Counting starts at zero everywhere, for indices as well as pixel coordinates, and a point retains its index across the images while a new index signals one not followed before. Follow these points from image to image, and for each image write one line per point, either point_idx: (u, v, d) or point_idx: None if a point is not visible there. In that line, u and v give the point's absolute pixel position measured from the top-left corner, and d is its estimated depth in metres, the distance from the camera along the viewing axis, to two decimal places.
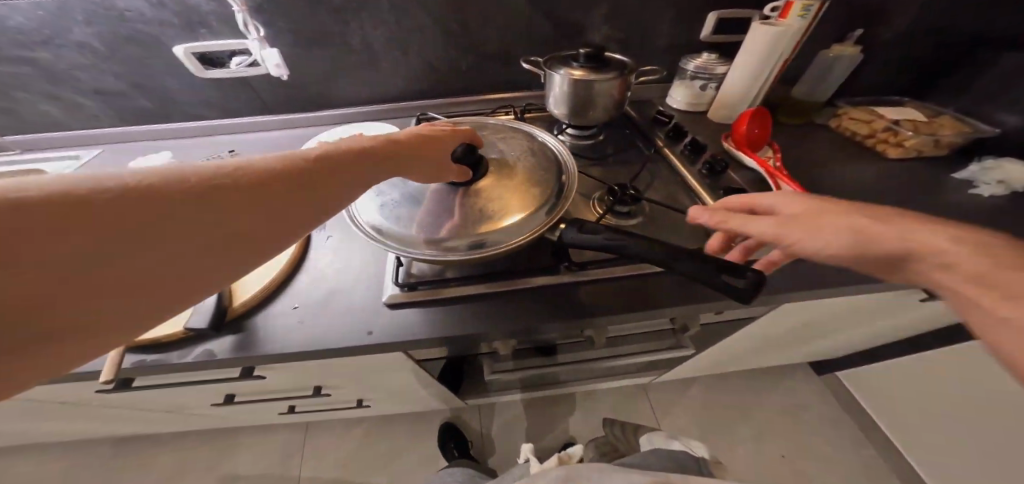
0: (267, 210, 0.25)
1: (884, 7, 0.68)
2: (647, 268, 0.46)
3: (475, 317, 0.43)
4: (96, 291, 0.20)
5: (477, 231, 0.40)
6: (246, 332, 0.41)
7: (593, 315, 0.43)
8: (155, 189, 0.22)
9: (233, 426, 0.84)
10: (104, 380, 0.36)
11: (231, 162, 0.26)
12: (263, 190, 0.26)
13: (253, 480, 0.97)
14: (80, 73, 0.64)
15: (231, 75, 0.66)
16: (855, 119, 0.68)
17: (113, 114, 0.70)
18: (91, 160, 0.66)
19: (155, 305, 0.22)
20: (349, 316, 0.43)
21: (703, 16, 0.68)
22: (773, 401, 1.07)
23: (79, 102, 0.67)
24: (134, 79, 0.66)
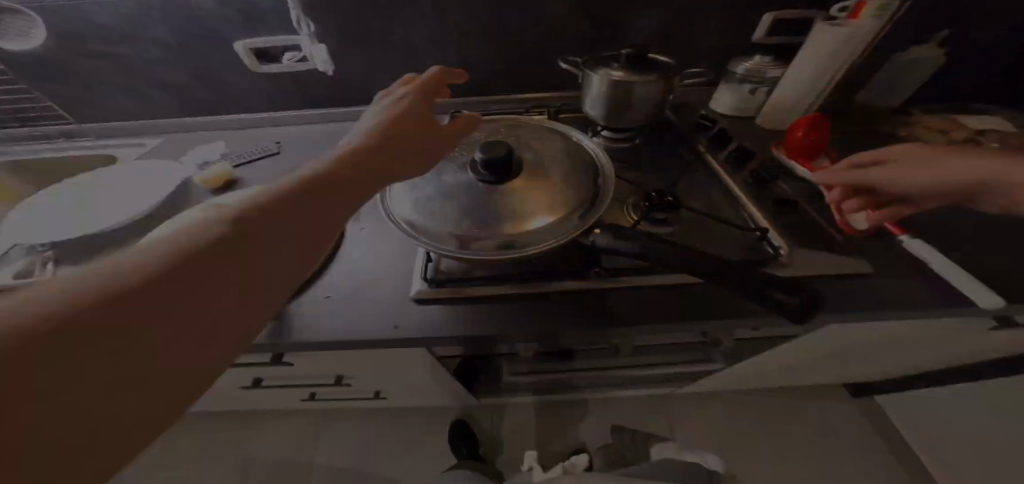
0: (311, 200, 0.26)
1: (970, 6, 0.62)
2: (683, 280, 0.44)
3: (499, 318, 0.42)
4: (198, 315, 0.19)
5: (508, 232, 0.40)
6: (281, 317, 0.42)
7: (622, 325, 0.41)
8: (170, 259, 0.19)
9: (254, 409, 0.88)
10: None
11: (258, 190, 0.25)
12: (278, 213, 0.24)
13: (270, 462, 1.01)
14: (151, 67, 0.69)
15: (284, 69, 0.70)
16: (930, 128, 0.62)
17: (175, 105, 0.75)
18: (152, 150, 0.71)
19: (254, 311, 0.21)
20: (377, 309, 0.44)
21: (757, 15, 0.65)
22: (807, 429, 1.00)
23: (148, 94, 0.73)
24: (196, 74, 0.71)
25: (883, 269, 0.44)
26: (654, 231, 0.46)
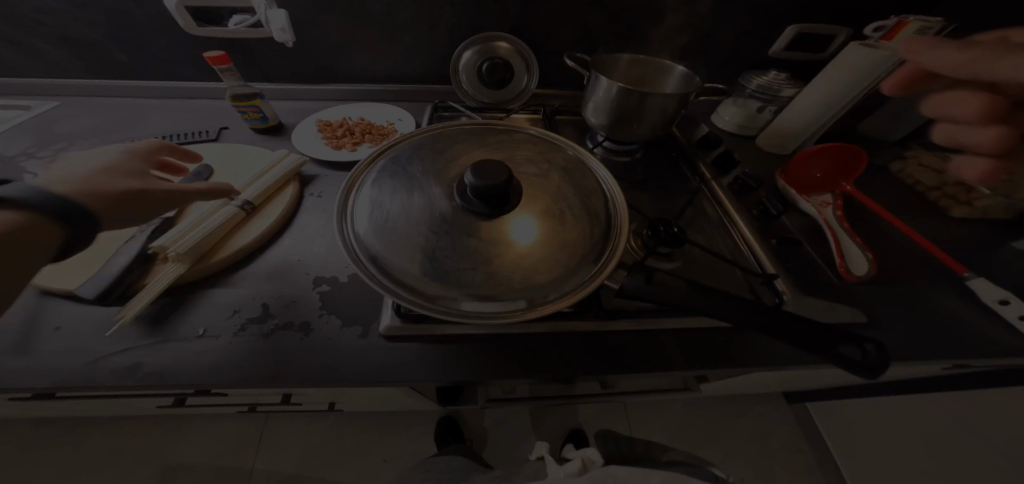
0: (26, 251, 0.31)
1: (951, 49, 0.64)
2: (672, 324, 0.45)
3: (469, 359, 0.43)
4: None
5: (484, 283, 0.39)
6: (244, 357, 0.41)
7: (604, 372, 0.43)
8: None
9: (189, 413, 0.80)
10: (126, 374, 0.39)
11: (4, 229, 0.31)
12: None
13: (198, 469, 0.92)
14: (102, 15, 0.64)
15: (228, 34, 0.64)
16: (922, 167, 0.62)
17: (134, 60, 0.70)
18: (95, 121, 0.67)
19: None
20: (338, 353, 0.42)
21: (736, 38, 0.69)
22: (752, 432, 1.08)
23: (102, 46, 0.68)
24: (157, 26, 0.66)
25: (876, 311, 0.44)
26: (659, 265, 0.47)
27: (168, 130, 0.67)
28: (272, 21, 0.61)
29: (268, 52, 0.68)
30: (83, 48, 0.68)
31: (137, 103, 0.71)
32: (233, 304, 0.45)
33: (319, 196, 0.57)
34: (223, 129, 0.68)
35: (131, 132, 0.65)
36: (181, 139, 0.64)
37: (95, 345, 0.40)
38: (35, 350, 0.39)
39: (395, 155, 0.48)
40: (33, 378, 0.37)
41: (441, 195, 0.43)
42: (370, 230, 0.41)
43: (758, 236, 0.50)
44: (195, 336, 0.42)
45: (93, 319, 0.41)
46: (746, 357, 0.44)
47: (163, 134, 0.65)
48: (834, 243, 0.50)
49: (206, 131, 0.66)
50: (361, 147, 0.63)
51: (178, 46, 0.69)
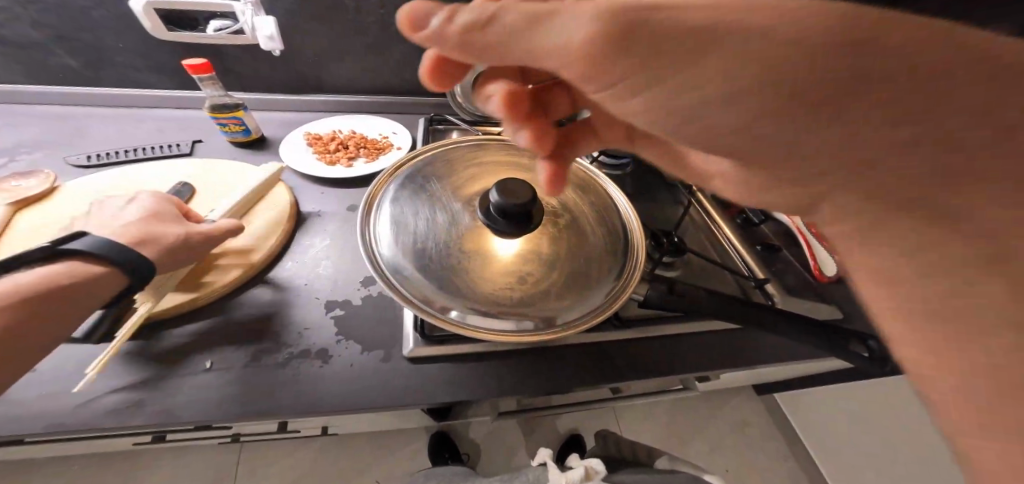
0: (85, 294, 0.35)
1: None
2: (678, 329, 0.49)
3: (495, 375, 0.44)
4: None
5: (517, 300, 0.41)
6: (259, 389, 0.38)
7: (623, 377, 0.46)
8: None
9: (173, 447, 0.76)
10: (112, 415, 0.34)
11: (78, 268, 0.35)
12: (41, 301, 0.33)
13: None
14: (50, 18, 0.57)
15: (204, 39, 0.60)
16: None
17: (89, 67, 0.63)
18: (40, 133, 0.59)
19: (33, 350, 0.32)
20: (362, 377, 0.41)
21: None
22: (722, 415, 1.19)
23: (51, 51, 0.61)
24: (116, 30, 0.59)
25: (845, 306, 0.51)
26: (665, 274, 0.51)
27: (132, 143, 0.60)
28: (257, 28, 0.58)
29: (247, 58, 0.64)
30: (28, 51, 0.60)
31: (90, 112, 0.64)
32: (236, 330, 0.42)
33: (317, 215, 0.54)
34: (197, 141, 0.62)
35: (85, 145, 0.58)
36: (151, 153, 0.58)
37: (78, 386, 0.35)
38: (12, 398, 0.34)
39: (410, 172, 0.48)
40: (20, 427, 0.33)
41: (464, 213, 0.44)
42: (398, 251, 0.42)
43: (745, 244, 0.56)
44: (198, 369, 0.38)
45: (85, 358, 0.37)
46: (744, 356, 0.49)
47: (126, 148, 0.59)
48: (810, 245, 0.55)
49: (177, 144, 0.60)
50: (356, 162, 0.60)
51: (141, 49, 0.62)
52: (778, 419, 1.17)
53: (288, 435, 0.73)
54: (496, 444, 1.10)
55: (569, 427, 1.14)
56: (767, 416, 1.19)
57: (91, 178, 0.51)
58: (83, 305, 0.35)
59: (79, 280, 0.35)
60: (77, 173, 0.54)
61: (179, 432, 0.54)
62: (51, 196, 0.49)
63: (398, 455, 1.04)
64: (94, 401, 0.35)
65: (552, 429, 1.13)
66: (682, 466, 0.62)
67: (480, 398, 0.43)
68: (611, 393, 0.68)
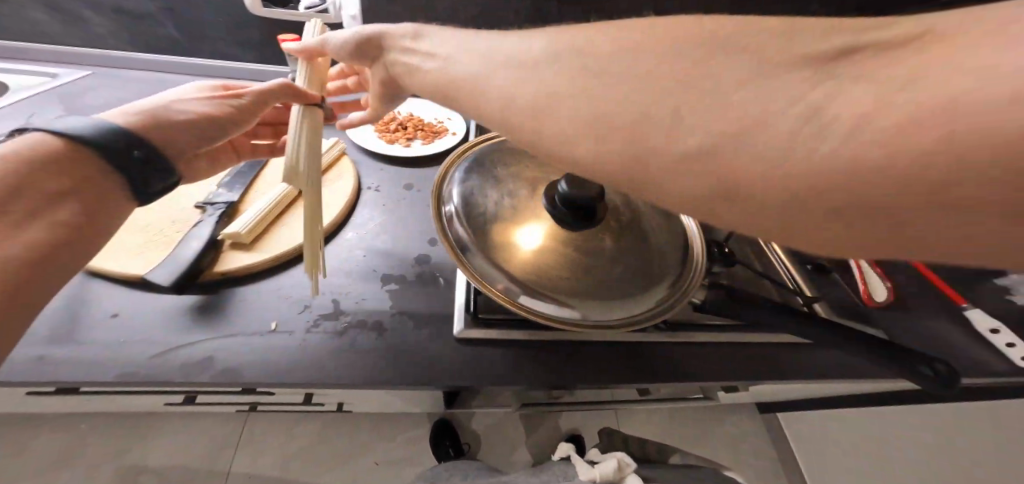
0: (86, 170, 0.32)
1: None
2: (720, 336, 0.50)
3: (541, 365, 0.44)
4: (62, 256, 0.29)
5: (576, 293, 0.42)
6: (318, 357, 0.39)
7: (665, 379, 0.46)
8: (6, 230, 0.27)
9: (193, 411, 0.76)
10: (179, 371, 0.34)
11: (50, 145, 0.31)
12: (35, 185, 0.29)
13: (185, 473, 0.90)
14: None
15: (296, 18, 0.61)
16: None
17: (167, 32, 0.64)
18: (119, 93, 0.61)
19: (85, 244, 0.30)
20: (416, 356, 0.42)
21: None
22: (721, 430, 1.19)
23: None
24: None
25: (891, 333, 0.52)
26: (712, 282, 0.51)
27: None
28: (343, 9, 0.60)
29: None
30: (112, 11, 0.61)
31: (166, 77, 0.65)
32: (294, 296, 0.42)
33: (376, 190, 0.54)
34: None
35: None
36: None
37: (146, 337, 0.35)
38: (88, 340, 0.34)
39: (477, 156, 0.49)
40: (92, 373, 0.33)
41: (530, 199, 0.44)
42: (465, 230, 0.43)
43: (795, 264, 0.57)
44: (261, 331, 0.38)
45: (160, 307, 0.37)
46: (790, 369, 0.50)
47: None
48: (866, 270, 0.56)
49: None
50: (414, 142, 0.60)
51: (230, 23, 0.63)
52: (776, 438, 1.17)
53: (306, 409, 0.72)
54: (497, 437, 1.11)
55: (570, 427, 1.14)
56: (764, 433, 1.20)
57: None
58: (97, 181, 0.32)
59: (56, 155, 0.31)
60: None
61: (217, 395, 0.55)
62: None
63: (399, 440, 1.04)
64: (160, 354, 0.35)
65: (554, 429, 1.13)
66: (700, 473, 0.62)
67: (527, 387, 0.43)
68: (636, 395, 0.68)
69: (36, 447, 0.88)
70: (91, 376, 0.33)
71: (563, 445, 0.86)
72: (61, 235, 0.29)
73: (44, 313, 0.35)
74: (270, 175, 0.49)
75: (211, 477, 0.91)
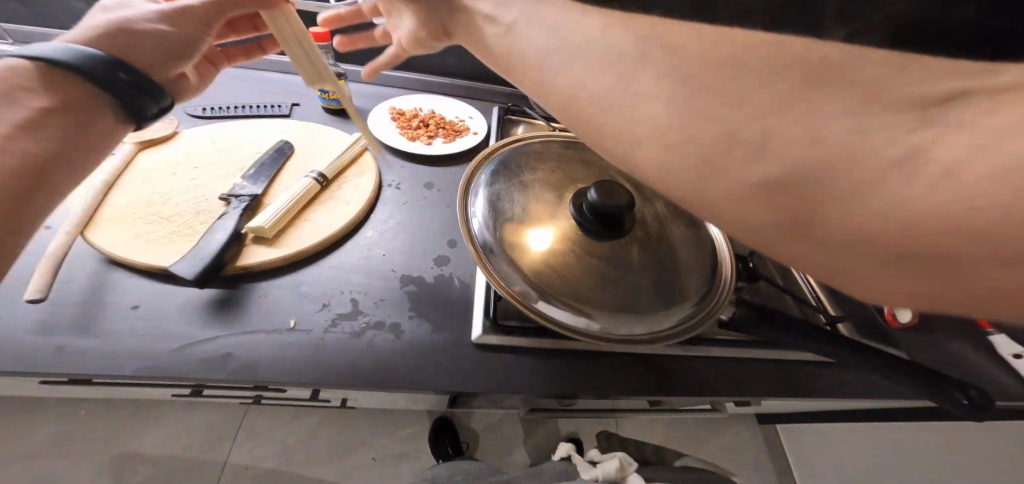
0: (76, 93, 0.30)
1: None
2: (742, 353, 0.49)
3: (560, 374, 0.43)
4: (51, 178, 0.29)
5: (598, 304, 0.41)
6: (336, 356, 0.38)
7: (685, 393, 0.45)
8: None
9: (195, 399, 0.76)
10: (197, 365, 0.34)
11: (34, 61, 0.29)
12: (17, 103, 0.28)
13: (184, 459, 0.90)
14: None
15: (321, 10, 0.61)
16: None
17: None
18: None
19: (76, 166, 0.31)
20: (434, 359, 0.41)
21: None
22: (721, 440, 1.18)
23: None
24: None
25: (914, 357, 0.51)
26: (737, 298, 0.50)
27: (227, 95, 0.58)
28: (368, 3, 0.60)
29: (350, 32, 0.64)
30: None
31: None
32: (314, 293, 0.41)
33: (397, 188, 0.53)
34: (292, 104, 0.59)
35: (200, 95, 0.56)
36: (245, 108, 0.56)
37: (164, 329, 0.35)
38: (107, 330, 0.34)
39: (503, 159, 0.48)
40: (109, 365, 0.32)
41: (556, 206, 0.44)
42: (488, 234, 0.42)
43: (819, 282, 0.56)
44: (279, 327, 0.38)
45: (179, 300, 0.37)
46: (810, 389, 0.49)
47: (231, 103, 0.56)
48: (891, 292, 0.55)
49: (277, 104, 0.57)
50: (435, 141, 0.59)
51: None
52: (777, 452, 1.16)
53: (308, 403, 0.71)
54: (496, 438, 1.10)
55: (570, 431, 1.13)
56: (764, 446, 1.19)
57: (201, 128, 0.51)
58: (89, 108, 0.31)
59: (47, 78, 0.29)
60: (191, 123, 0.53)
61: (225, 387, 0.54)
62: (168, 140, 0.49)
63: (396, 436, 1.03)
64: (178, 347, 0.34)
65: (553, 433, 1.13)
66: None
67: (544, 395, 0.42)
68: (646, 406, 0.67)
69: (33, 430, 0.87)
70: (107, 367, 0.32)
71: (562, 444, 0.85)
72: (53, 159, 0.29)
73: (64, 302, 0.35)
74: (292, 168, 0.49)
75: (209, 466, 0.91)
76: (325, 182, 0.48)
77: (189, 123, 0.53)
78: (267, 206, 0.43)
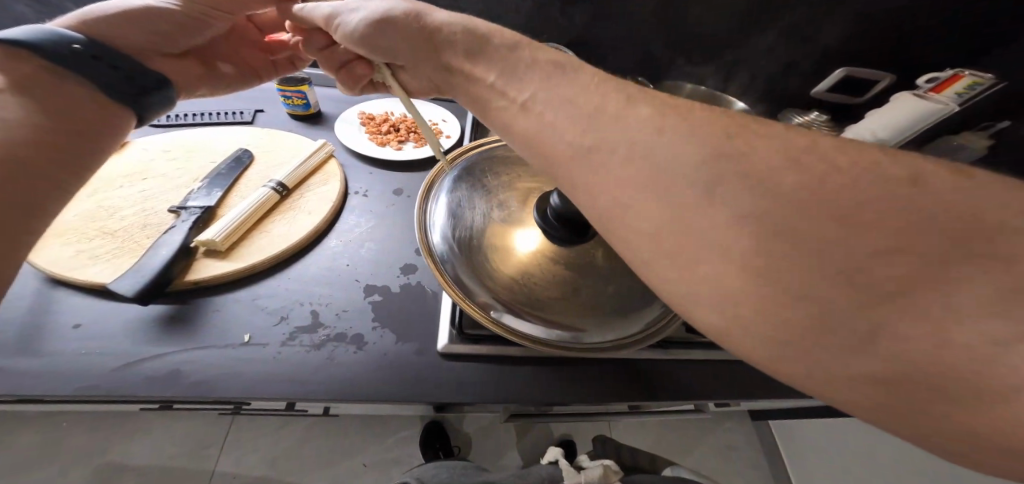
0: (34, 75, 0.29)
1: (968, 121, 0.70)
2: (715, 355, 0.48)
3: (529, 382, 0.42)
4: (66, 161, 0.29)
5: (565, 312, 0.40)
6: (292, 370, 0.37)
7: (657, 397, 0.44)
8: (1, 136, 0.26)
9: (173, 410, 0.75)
10: (145, 384, 0.33)
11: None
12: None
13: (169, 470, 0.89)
14: None
15: None
16: None
17: None
18: None
19: (88, 148, 0.31)
20: (397, 371, 0.39)
21: (825, 71, 0.63)
22: (714, 438, 1.17)
23: None
24: None
25: None
26: None
27: (188, 103, 0.56)
28: None
29: None
30: None
31: None
32: (271, 305, 0.40)
33: (364, 195, 0.52)
34: (255, 111, 0.58)
35: None
36: (206, 115, 0.55)
37: (110, 350, 0.34)
38: (50, 351, 0.33)
39: (468, 164, 0.47)
40: (51, 385, 0.31)
41: (519, 211, 0.43)
42: (449, 242, 0.42)
43: None
44: (233, 343, 0.37)
45: (124, 317, 0.36)
46: (788, 390, 0.48)
47: (191, 111, 0.55)
48: None
49: (239, 111, 0.57)
50: (405, 146, 0.58)
51: None
52: (770, 449, 1.15)
53: (289, 413, 0.70)
54: (488, 439, 1.09)
55: (562, 433, 1.12)
56: (758, 444, 1.17)
57: (159, 138, 0.50)
58: (68, 88, 0.31)
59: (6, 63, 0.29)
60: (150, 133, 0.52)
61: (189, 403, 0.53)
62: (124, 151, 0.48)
63: (387, 441, 1.02)
64: (125, 366, 0.33)
65: (546, 434, 1.12)
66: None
67: (514, 403, 0.41)
68: (628, 409, 0.66)
69: (15, 443, 0.87)
70: (48, 389, 0.31)
71: (552, 449, 0.84)
72: (61, 142, 0.29)
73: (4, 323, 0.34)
74: (252, 177, 0.48)
75: (195, 476, 0.90)
76: (285, 191, 0.47)
77: (147, 133, 0.52)
78: (221, 218, 0.42)
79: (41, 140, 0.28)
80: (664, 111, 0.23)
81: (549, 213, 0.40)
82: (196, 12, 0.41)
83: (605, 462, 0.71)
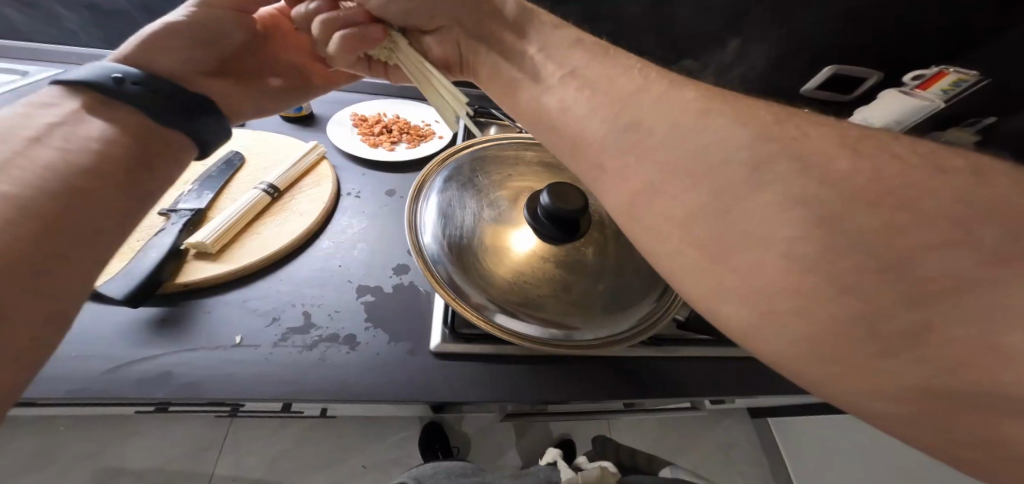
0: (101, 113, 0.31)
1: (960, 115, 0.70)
2: (706, 352, 0.48)
3: (522, 381, 0.42)
4: (124, 186, 0.29)
5: (556, 310, 0.40)
6: (284, 371, 0.37)
7: (649, 394, 0.44)
8: (59, 164, 0.26)
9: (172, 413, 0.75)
10: (136, 386, 0.33)
11: (66, 96, 0.31)
12: (53, 126, 0.28)
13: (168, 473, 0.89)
14: None
15: None
16: None
17: None
18: None
19: (146, 173, 0.30)
20: (389, 371, 0.40)
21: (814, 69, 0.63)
22: (714, 436, 1.17)
23: None
24: None
25: None
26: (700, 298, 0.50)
27: None
28: None
29: None
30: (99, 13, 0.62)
31: None
32: (262, 306, 0.40)
33: (356, 196, 0.52)
34: None
35: None
36: None
37: (100, 353, 0.34)
38: None
39: (459, 164, 0.48)
40: (44, 388, 0.32)
41: (509, 210, 0.43)
42: (440, 242, 0.42)
43: None
44: (224, 344, 0.37)
45: (115, 320, 0.36)
46: (779, 385, 0.48)
47: None
48: None
49: None
50: (397, 146, 0.59)
51: None
52: (769, 446, 1.15)
53: (286, 415, 0.71)
54: (487, 440, 1.09)
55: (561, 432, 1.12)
56: (758, 441, 1.17)
57: None
58: (124, 117, 0.31)
59: (80, 105, 0.30)
60: None
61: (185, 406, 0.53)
62: None
63: (386, 443, 1.02)
64: (117, 368, 0.33)
65: (546, 433, 1.12)
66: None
67: (506, 402, 0.41)
68: (623, 407, 0.66)
69: (14, 447, 0.87)
70: (41, 392, 0.32)
71: (551, 450, 0.84)
72: (118, 168, 0.29)
73: None
74: (244, 180, 0.48)
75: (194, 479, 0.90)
76: (277, 193, 0.48)
77: None
78: (211, 220, 0.43)
79: (97, 166, 0.28)
80: (641, 109, 0.23)
81: (539, 211, 0.40)
82: (204, 20, 0.40)
83: (602, 463, 0.70)
